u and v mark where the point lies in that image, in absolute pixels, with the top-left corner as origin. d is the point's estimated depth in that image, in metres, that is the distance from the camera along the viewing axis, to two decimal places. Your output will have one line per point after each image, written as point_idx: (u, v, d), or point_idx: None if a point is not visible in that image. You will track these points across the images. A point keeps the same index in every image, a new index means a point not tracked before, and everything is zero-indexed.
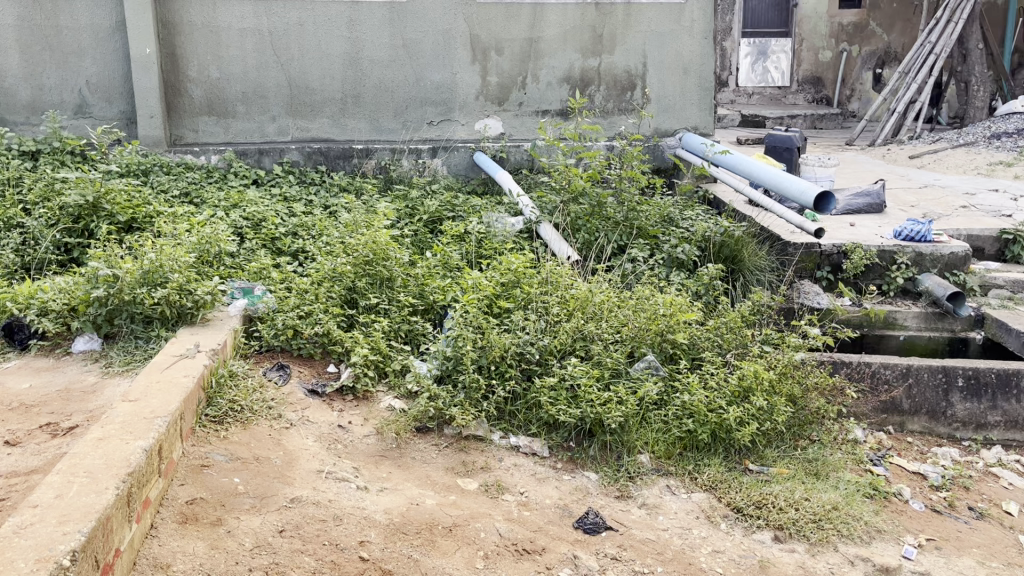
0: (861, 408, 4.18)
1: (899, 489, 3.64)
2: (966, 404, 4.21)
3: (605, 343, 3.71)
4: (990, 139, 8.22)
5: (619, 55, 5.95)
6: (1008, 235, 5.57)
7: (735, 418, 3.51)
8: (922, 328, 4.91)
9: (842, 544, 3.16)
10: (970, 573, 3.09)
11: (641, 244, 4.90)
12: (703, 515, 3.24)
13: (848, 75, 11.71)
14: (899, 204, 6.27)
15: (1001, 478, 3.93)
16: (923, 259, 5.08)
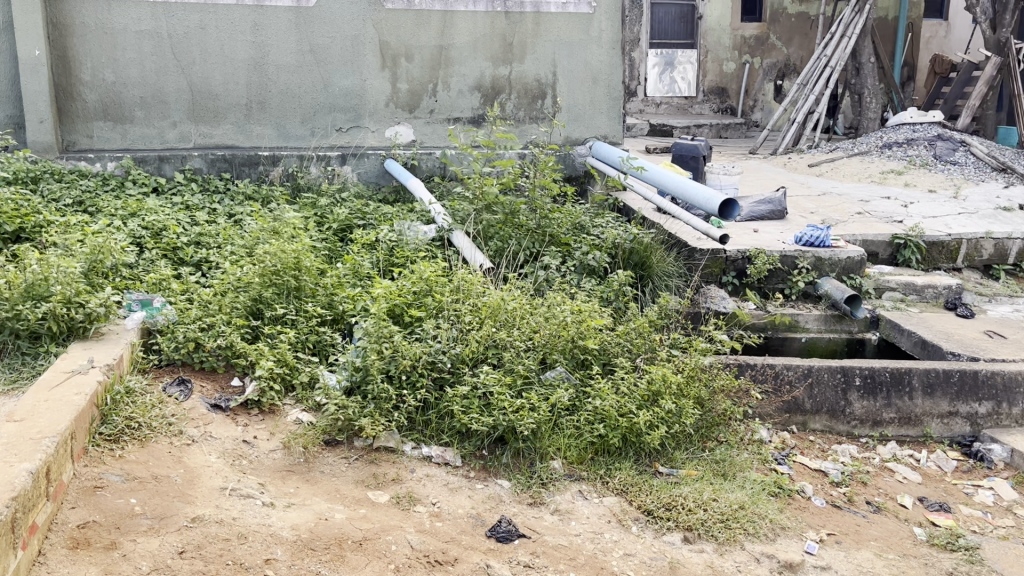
0: (766, 409, 4.31)
1: (802, 487, 3.76)
2: (864, 403, 4.38)
3: (518, 350, 3.71)
4: (882, 148, 8.62)
5: (529, 63, 5.99)
6: (900, 239, 5.87)
7: (645, 422, 3.56)
8: (822, 329, 5.09)
9: (748, 542, 3.23)
10: (868, 565, 3.21)
11: (553, 251, 4.92)
12: (614, 519, 3.27)
13: (751, 85, 12.19)
14: (799, 210, 6.50)
15: (896, 472, 4.11)
16: (822, 263, 5.29)
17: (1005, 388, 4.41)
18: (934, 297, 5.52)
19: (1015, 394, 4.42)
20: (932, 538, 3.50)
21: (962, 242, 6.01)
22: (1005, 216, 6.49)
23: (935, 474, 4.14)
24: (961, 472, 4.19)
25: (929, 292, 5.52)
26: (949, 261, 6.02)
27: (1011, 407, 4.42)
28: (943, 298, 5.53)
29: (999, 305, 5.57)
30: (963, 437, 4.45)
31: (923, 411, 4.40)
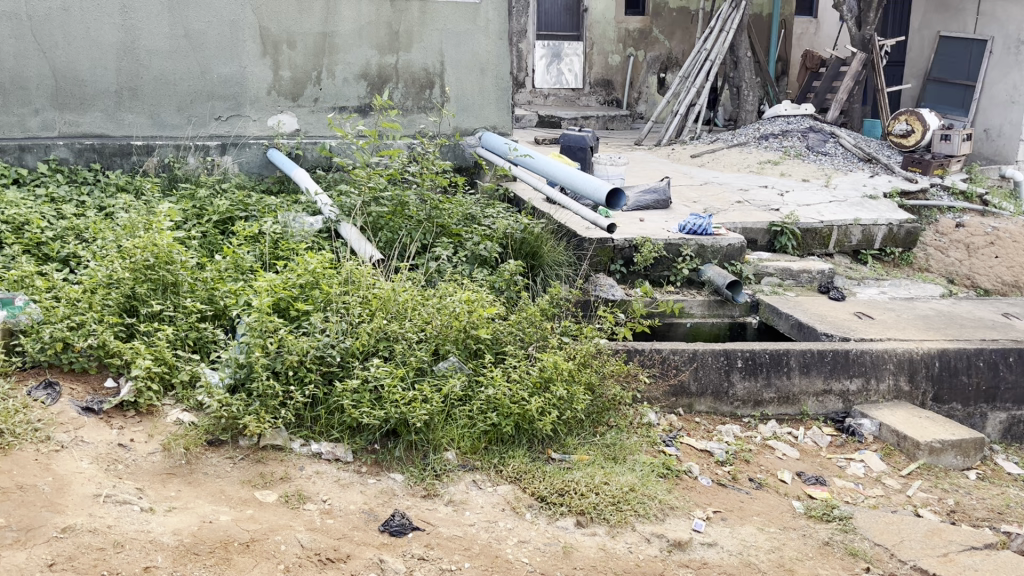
0: (653, 394, 4.42)
1: (688, 467, 3.87)
2: (745, 384, 4.55)
3: (409, 342, 3.66)
4: (760, 139, 8.96)
5: (416, 52, 5.91)
6: (777, 227, 6.12)
7: (538, 408, 3.58)
8: (706, 314, 5.25)
9: (639, 523, 3.31)
10: (751, 539, 3.34)
11: (444, 242, 4.88)
12: (508, 507, 3.28)
13: (635, 79, 12.42)
14: (683, 199, 6.68)
15: (776, 449, 4.29)
16: (705, 250, 5.46)
17: (873, 365, 4.68)
18: (808, 281, 5.80)
19: (883, 371, 4.69)
20: (810, 510, 3.68)
21: (833, 229, 6.33)
22: (872, 204, 6.87)
23: (812, 450, 4.35)
24: (835, 446, 4.42)
25: (804, 277, 5.79)
26: (822, 247, 6.33)
27: (879, 383, 4.70)
28: (817, 282, 5.81)
29: (867, 288, 5.90)
30: (836, 413, 4.69)
31: (800, 390, 4.61)
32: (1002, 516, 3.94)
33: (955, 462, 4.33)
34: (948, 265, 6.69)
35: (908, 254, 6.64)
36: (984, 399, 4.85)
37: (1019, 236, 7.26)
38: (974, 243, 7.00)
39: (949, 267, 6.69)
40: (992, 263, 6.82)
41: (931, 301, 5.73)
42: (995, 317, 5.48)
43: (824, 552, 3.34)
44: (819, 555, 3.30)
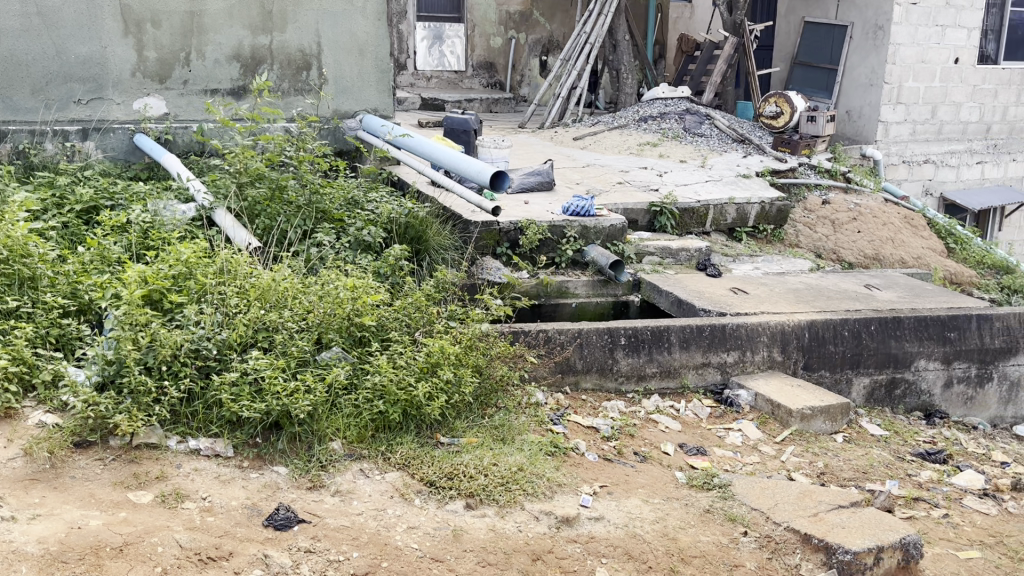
0: (540, 373, 4.47)
1: (575, 444, 3.93)
2: (629, 360, 4.66)
3: (290, 332, 3.58)
4: (639, 122, 9.15)
5: (290, 33, 5.74)
6: (656, 207, 6.30)
7: (425, 394, 3.55)
8: (590, 294, 5.36)
9: (527, 502, 3.35)
10: (636, 511, 3.44)
11: (325, 228, 4.77)
12: (397, 493, 3.26)
13: (518, 60, 12.48)
14: (566, 181, 6.78)
15: (659, 423, 4.42)
16: (588, 232, 5.58)
17: (748, 338, 4.89)
18: (687, 259, 5.99)
19: (757, 343, 4.91)
20: (691, 480, 3.82)
21: (709, 208, 6.56)
22: (745, 183, 7.16)
23: (693, 422, 4.51)
24: (714, 417, 4.59)
25: (683, 255, 5.98)
26: (699, 225, 6.56)
27: (754, 355, 4.91)
28: (695, 260, 6.01)
29: (742, 265, 6.16)
30: (715, 385, 4.86)
31: (681, 364, 4.77)
32: (867, 475, 4.20)
33: (824, 427, 4.58)
34: (816, 240, 7.05)
35: (780, 231, 6.95)
36: (850, 365, 5.13)
37: (879, 211, 7.70)
38: (839, 219, 7.39)
39: (817, 242, 7.05)
40: (856, 237, 7.22)
41: (800, 275, 6.03)
42: (858, 288, 5.81)
43: (705, 519, 3.48)
44: (700, 522, 3.43)
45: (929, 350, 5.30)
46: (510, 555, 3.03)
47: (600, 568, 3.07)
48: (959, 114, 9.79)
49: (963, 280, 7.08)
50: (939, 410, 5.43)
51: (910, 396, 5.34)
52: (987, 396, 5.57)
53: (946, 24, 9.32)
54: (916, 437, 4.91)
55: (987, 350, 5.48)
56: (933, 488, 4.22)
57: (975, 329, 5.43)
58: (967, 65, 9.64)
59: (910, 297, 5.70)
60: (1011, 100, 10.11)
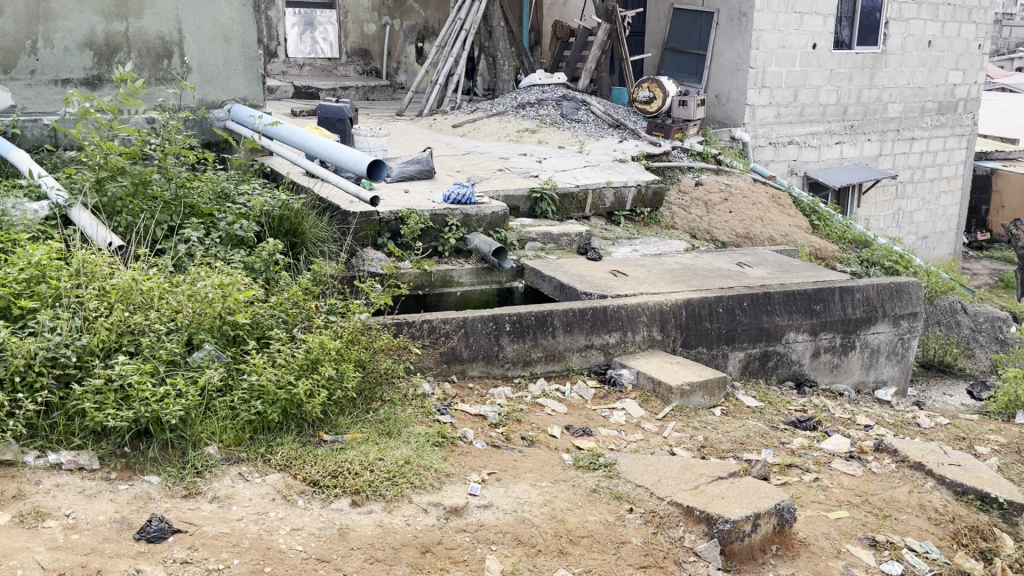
0: (425, 364, 4.43)
1: (463, 433, 3.92)
2: (514, 346, 4.68)
3: (158, 334, 3.42)
4: (517, 108, 9.15)
5: (148, 19, 5.45)
6: (537, 193, 6.36)
7: (305, 391, 3.46)
8: (474, 282, 5.38)
9: (415, 495, 3.31)
10: (525, 496, 3.46)
11: (194, 223, 4.58)
12: (279, 496, 3.16)
13: (394, 48, 12.28)
14: (446, 169, 6.74)
15: (545, 406, 4.46)
16: (470, 219, 5.60)
17: (628, 319, 4.99)
18: (568, 244, 6.09)
19: (637, 323, 5.03)
20: (578, 461, 3.88)
21: (588, 192, 6.68)
22: (621, 167, 7.33)
23: (578, 403, 4.58)
24: (599, 398, 4.67)
25: (564, 240, 6.07)
26: (579, 210, 6.68)
27: (635, 335, 5.02)
28: (576, 245, 6.12)
29: (621, 248, 6.28)
30: (598, 366, 4.95)
31: (565, 347, 4.82)
32: (744, 446, 4.37)
33: (703, 402, 4.75)
34: (690, 221, 7.29)
35: (656, 213, 7.17)
36: (725, 340, 5.32)
37: (748, 192, 8.00)
38: (712, 200, 7.65)
39: (691, 223, 7.28)
40: (727, 217, 7.50)
41: (676, 256, 6.20)
42: (731, 266, 6.03)
43: (592, 499, 3.53)
44: (587, 502, 3.48)
45: (797, 322, 5.56)
46: (399, 548, 3.00)
47: (489, 556, 3.07)
48: (819, 97, 10.28)
49: (826, 255, 7.43)
50: (809, 379, 5.71)
51: (782, 367, 5.59)
52: (851, 363, 5.90)
53: (804, 11, 9.75)
54: (788, 406, 5.14)
55: (850, 320, 5.79)
56: (804, 454, 4.43)
57: (838, 301, 5.74)
58: (825, 50, 10.12)
59: (779, 273, 5.97)
60: (865, 83, 10.69)
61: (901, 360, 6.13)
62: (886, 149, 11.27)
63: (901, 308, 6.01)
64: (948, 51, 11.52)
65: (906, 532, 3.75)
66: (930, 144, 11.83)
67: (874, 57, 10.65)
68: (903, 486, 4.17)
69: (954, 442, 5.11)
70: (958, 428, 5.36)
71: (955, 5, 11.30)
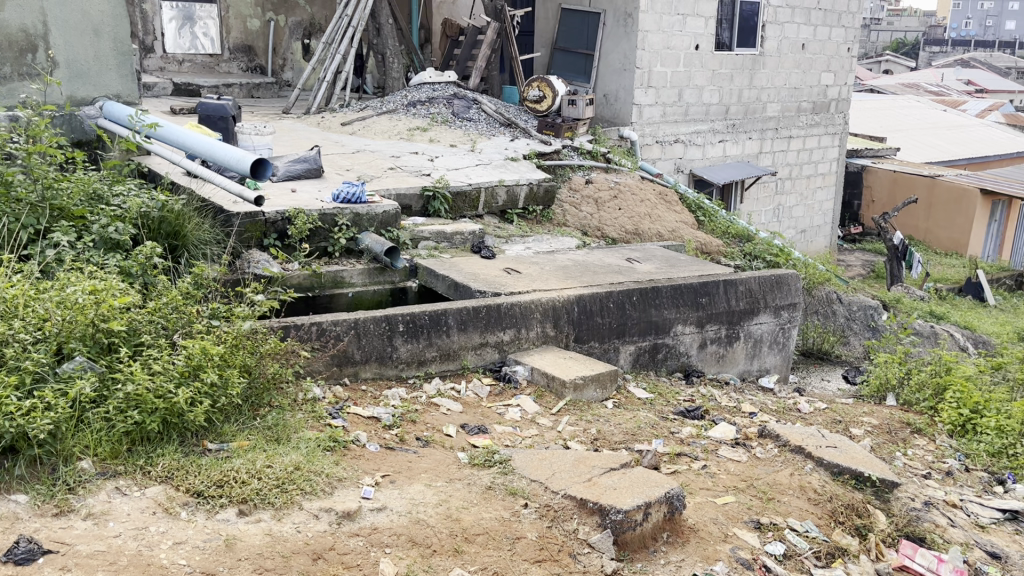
0: (315, 367, 4.33)
1: (356, 436, 3.86)
2: (408, 346, 4.63)
3: (23, 344, 3.23)
4: (408, 106, 9.05)
5: (9, 11, 5.12)
6: (429, 192, 6.35)
7: (186, 399, 3.33)
8: (367, 282, 5.30)
9: (306, 501, 3.23)
10: (419, 497, 3.43)
11: (64, 226, 4.33)
12: (160, 509, 3.03)
13: (278, 45, 11.99)
14: (335, 168, 6.62)
15: (441, 406, 4.44)
16: (361, 219, 5.54)
17: (521, 315, 5.03)
18: (461, 242, 6.08)
19: (530, 320, 5.07)
20: (473, 459, 3.87)
21: (480, 190, 6.71)
22: (513, 166, 7.39)
23: (473, 401, 4.58)
24: (494, 395, 4.69)
25: (457, 239, 6.07)
26: (472, 209, 6.70)
27: (529, 331, 5.06)
28: (470, 243, 6.12)
29: (514, 245, 6.32)
30: (493, 363, 4.96)
31: (460, 346, 4.80)
32: (635, 437, 4.46)
33: (595, 395, 4.84)
34: (581, 219, 7.42)
35: (548, 211, 7.25)
36: (617, 334, 5.43)
37: (636, 189, 8.19)
38: (601, 197, 7.79)
39: (582, 220, 7.41)
40: (617, 214, 7.65)
41: (568, 252, 6.29)
42: (621, 262, 6.15)
43: (487, 496, 3.53)
44: (482, 500, 3.48)
45: (684, 315, 5.73)
46: (289, 556, 2.91)
47: (383, 559, 3.02)
48: (703, 96, 10.61)
49: (712, 249, 7.66)
50: (696, 370, 5.89)
51: (671, 359, 5.75)
52: (736, 353, 6.12)
53: (686, 13, 10.05)
54: (677, 397, 5.29)
55: (733, 312, 6.01)
56: (693, 442, 4.56)
57: (722, 294, 5.94)
58: (707, 51, 10.45)
59: (666, 267, 6.13)
60: (745, 83, 11.10)
61: (782, 349, 6.40)
62: (766, 148, 11.75)
63: (781, 299, 6.27)
64: (820, 54, 12.09)
65: (788, 513, 3.90)
66: (806, 143, 12.40)
67: (752, 59, 11.08)
68: (785, 469, 4.34)
69: (831, 425, 5.36)
70: (835, 412, 5.63)
71: (825, 10, 11.88)
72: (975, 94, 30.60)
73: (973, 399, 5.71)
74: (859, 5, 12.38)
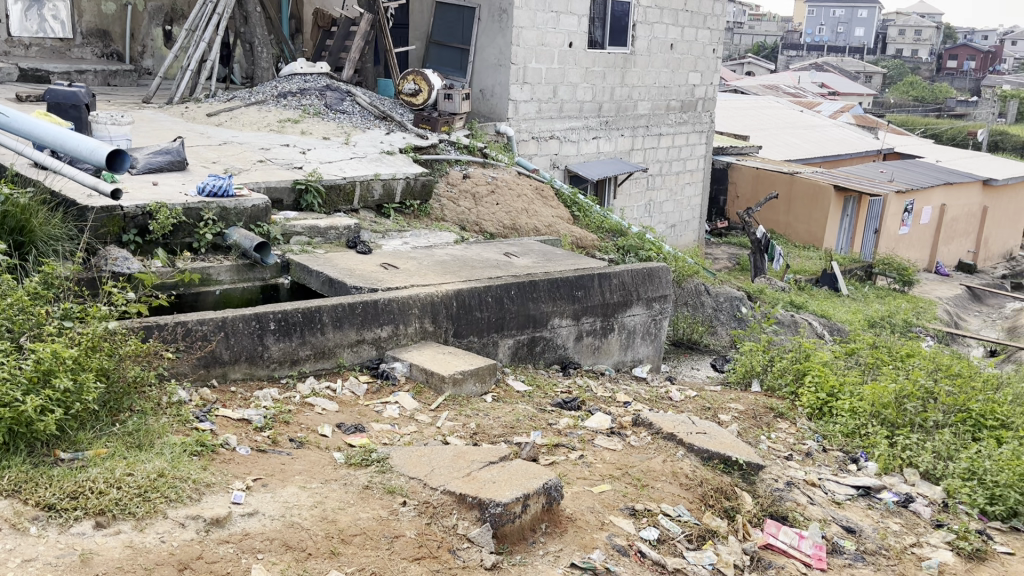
0: (179, 369, 4.13)
1: (225, 440, 3.70)
2: (280, 345, 4.48)
3: None
4: (278, 98, 8.75)
5: None
6: (301, 185, 6.18)
7: (36, 408, 3.12)
8: (235, 280, 5.11)
9: (171, 509, 3.07)
10: (293, 500, 3.32)
11: None
12: (6, 525, 2.81)
13: (137, 30, 11.41)
14: (200, 160, 6.34)
15: (316, 406, 4.32)
16: (228, 213, 5.34)
17: (399, 311, 4.96)
18: (336, 237, 5.95)
19: (408, 315, 5.00)
20: (349, 459, 3.78)
21: (355, 184, 6.59)
22: (389, 159, 7.29)
23: (349, 400, 4.48)
24: (371, 393, 4.60)
25: (331, 234, 5.93)
26: (347, 203, 6.57)
27: (406, 327, 5.00)
28: (344, 238, 5.99)
29: (391, 240, 6.24)
30: (371, 360, 4.87)
31: (335, 344, 4.69)
32: (514, 429, 4.47)
33: (475, 390, 4.83)
34: (459, 214, 7.43)
35: (425, 206, 7.23)
36: (495, 328, 5.44)
37: (514, 184, 8.22)
38: (479, 192, 7.79)
39: (460, 215, 7.42)
40: (495, 209, 7.67)
41: (446, 247, 6.25)
42: (498, 257, 6.17)
43: (364, 496, 3.46)
44: (359, 500, 3.41)
45: (561, 308, 5.81)
46: (152, 568, 2.76)
47: (255, 565, 2.90)
48: (577, 93, 10.79)
49: (587, 244, 7.78)
50: (573, 362, 5.98)
51: (548, 351, 5.81)
52: (611, 344, 6.26)
53: (559, 11, 10.20)
54: (554, 388, 5.37)
55: (608, 304, 6.14)
56: (569, 433, 4.62)
57: (597, 287, 6.06)
58: (581, 49, 10.63)
59: (543, 262, 6.20)
60: (617, 81, 11.37)
61: (654, 339, 6.60)
62: (637, 145, 12.08)
63: (653, 291, 6.46)
64: (688, 54, 12.51)
65: (661, 499, 4.01)
66: (675, 140, 12.83)
67: (624, 57, 11.35)
68: (658, 456, 4.46)
69: (701, 412, 5.56)
70: (703, 399, 5.85)
71: (692, 12, 12.31)
72: (829, 96, 32.57)
73: (829, 384, 6.06)
74: (723, 9, 12.89)
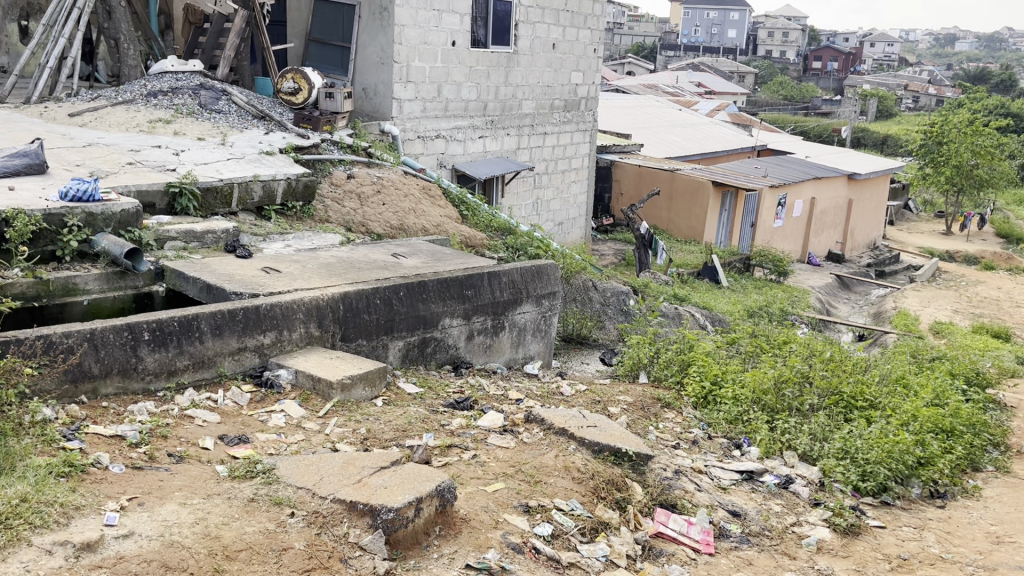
0: (43, 386, 3.87)
1: (96, 459, 3.49)
2: (155, 356, 4.26)
3: None
4: (147, 97, 8.34)
5: None
6: (174, 188, 5.92)
7: None
8: (104, 289, 4.83)
9: (35, 536, 2.87)
10: (173, 518, 3.16)
11: None
12: None
13: None
14: (62, 163, 5.97)
15: (195, 418, 4.13)
16: (95, 219, 5.06)
17: (283, 317, 4.80)
18: (213, 241, 5.72)
19: (293, 320, 4.85)
20: (233, 471, 3.63)
21: (233, 186, 6.36)
22: (268, 160, 7.08)
23: (232, 411, 4.30)
24: (255, 402, 4.44)
25: (208, 238, 5.70)
26: (224, 206, 6.34)
27: (291, 332, 4.85)
28: (223, 242, 5.77)
29: (272, 243, 6.04)
30: (254, 369, 4.70)
31: (215, 352, 4.50)
32: (405, 433, 4.40)
33: (364, 394, 4.73)
34: (344, 214, 7.28)
35: (308, 207, 7.05)
36: (384, 331, 5.35)
37: (400, 183, 8.09)
38: (364, 192, 7.66)
39: (345, 216, 7.26)
40: (381, 209, 7.55)
41: (331, 249, 6.11)
42: (386, 258, 6.07)
43: (250, 508, 3.33)
44: (243, 514, 3.27)
45: (451, 308, 5.77)
46: None
47: None
48: (461, 92, 10.76)
49: (475, 242, 7.76)
50: (465, 361, 5.95)
51: (439, 352, 5.76)
52: (502, 342, 6.27)
53: (441, 10, 10.15)
54: (446, 389, 5.32)
55: (498, 303, 6.14)
56: (462, 433, 4.58)
57: (487, 285, 6.05)
58: (464, 48, 10.61)
59: (432, 262, 6.14)
60: (501, 80, 11.41)
61: (544, 336, 6.64)
62: (523, 144, 12.17)
63: (542, 288, 6.50)
64: (570, 54, 12.68)
65: (554, 494, 4.02)
66: (560, 138, 12.99)
67: (507, 56, 11.40)
68: (550, 452, 4.48)
69: (591, 405, 5.62)
70: (594, 393, 5.93)
71: (572, 13, 12.48)
72: (705, 96, 33.71)
73: (713, 373, 6.26)
74: (602, 10, 13.13)
